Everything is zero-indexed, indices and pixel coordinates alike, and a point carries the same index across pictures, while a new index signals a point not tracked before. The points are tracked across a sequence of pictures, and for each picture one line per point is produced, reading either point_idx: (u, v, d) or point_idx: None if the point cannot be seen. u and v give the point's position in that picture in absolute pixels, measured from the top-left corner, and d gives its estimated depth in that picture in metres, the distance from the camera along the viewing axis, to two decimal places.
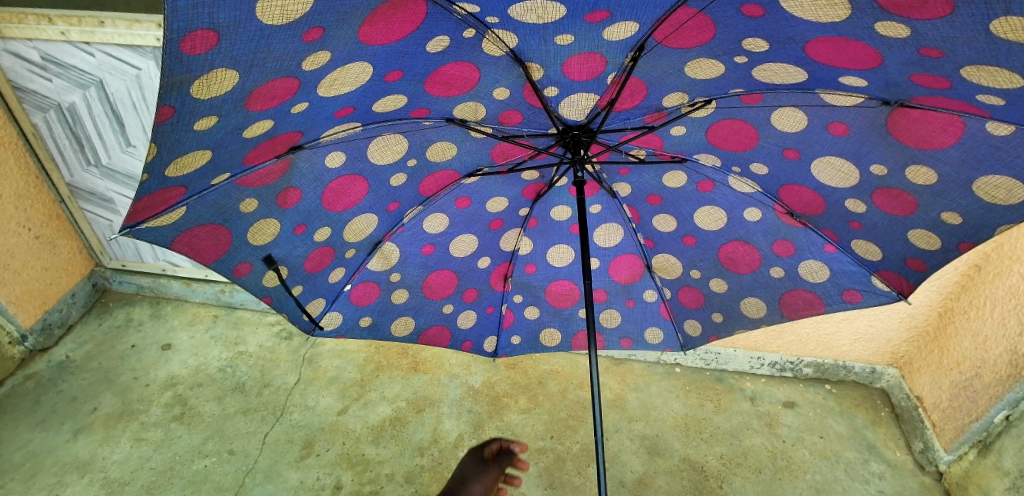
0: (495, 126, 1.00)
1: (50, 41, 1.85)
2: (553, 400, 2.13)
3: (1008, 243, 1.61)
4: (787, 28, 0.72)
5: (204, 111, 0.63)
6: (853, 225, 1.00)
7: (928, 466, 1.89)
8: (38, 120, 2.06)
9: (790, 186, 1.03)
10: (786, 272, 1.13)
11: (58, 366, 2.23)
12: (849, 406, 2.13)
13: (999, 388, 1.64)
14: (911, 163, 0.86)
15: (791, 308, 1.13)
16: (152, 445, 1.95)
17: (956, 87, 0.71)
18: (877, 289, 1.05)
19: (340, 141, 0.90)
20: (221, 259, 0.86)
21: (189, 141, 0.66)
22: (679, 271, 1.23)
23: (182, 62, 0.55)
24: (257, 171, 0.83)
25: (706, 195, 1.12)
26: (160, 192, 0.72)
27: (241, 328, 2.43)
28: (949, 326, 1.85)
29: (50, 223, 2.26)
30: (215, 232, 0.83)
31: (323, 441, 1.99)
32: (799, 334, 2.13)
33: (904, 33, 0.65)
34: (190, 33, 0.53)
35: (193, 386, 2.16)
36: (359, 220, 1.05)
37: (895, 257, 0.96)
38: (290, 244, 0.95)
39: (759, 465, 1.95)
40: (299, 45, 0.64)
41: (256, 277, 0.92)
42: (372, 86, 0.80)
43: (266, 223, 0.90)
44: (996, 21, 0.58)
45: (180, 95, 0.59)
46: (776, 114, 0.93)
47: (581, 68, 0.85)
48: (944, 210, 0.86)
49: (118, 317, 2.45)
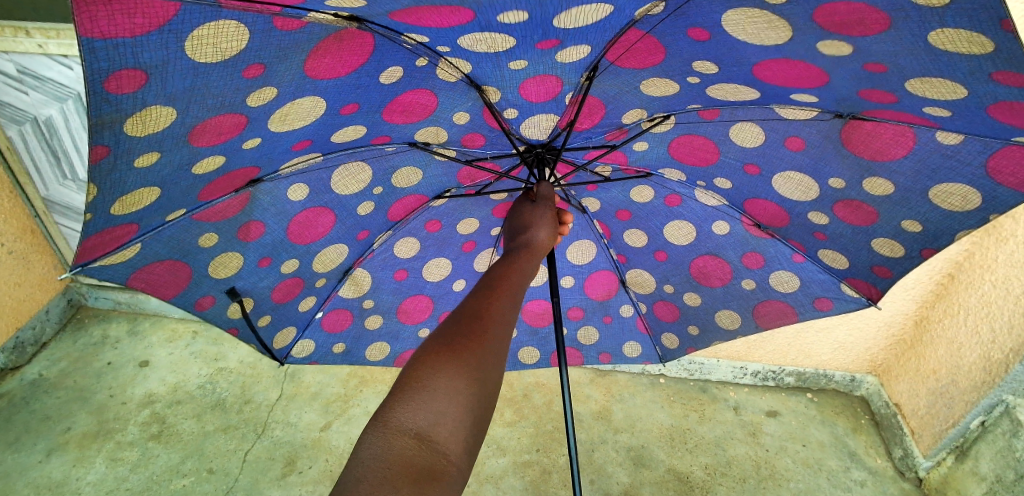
0: (458, 149, 1.02)
1: (27, 54, 1.82)
2: (538, 413, 2.13)
3: (979, 251, 1.65)
4: (735, 51, 0.73)
5: (143, 148, 0.63)
6: (818, 235, 1.04)
7: (908, 473, 1.91)
8: (13, 133, 2.01)
9: (755, 200, 1.05)
10: (757, 284, 1.16)
11: (31, 384, 2.17)
12: (831, 414, 2.16)
13: (974, 394, 1.67)
14: (868, 175, 0.89)
15: (765, 317, 1.18)
16: (128, 465, 1.90)
17: (903, 100, 0.72)
18: (847, 296, 1.10)
19: (299, 173, 0.90)
20: (181, 293, 0.91)
21: (131, 179, 0.66)
22: (653, 286, 1.24)
23: (110, 101, 0.55)
24: (213, 206, 0.83)
25: (674, 209, 1.14)
26: (110, 229, 0.72)
27: (221, 344, 2.39)
28: (924, 334, 1.89)
29: (24, 237, 2.20)
30: (173, 267, 0.87)
31: (306, 458, 1.96)
32: (780, 344, 2.16)
33: (847, 50, 0.64)
34: (114, 74, 0.52)
35: (171, 404, 2.12)
36: (327, 252, 1.06)
37: (861, 265, 1.02)
38: (254, 277, 0.98)
39: (743, 474, 1.96)
40: (240, 81, 0.63)
41: (219, 308, 0.98)
42: (327, 119, 0.80)
43: (229, 257, 0.92)
44: (933, 32, 0.57)
45: (113, 133, 0.59)
46: (732, 129, 0.94)
47: (538, 89, 0.86)
48: (904, 218, 0.90)
49: (95, 334, 2.40)
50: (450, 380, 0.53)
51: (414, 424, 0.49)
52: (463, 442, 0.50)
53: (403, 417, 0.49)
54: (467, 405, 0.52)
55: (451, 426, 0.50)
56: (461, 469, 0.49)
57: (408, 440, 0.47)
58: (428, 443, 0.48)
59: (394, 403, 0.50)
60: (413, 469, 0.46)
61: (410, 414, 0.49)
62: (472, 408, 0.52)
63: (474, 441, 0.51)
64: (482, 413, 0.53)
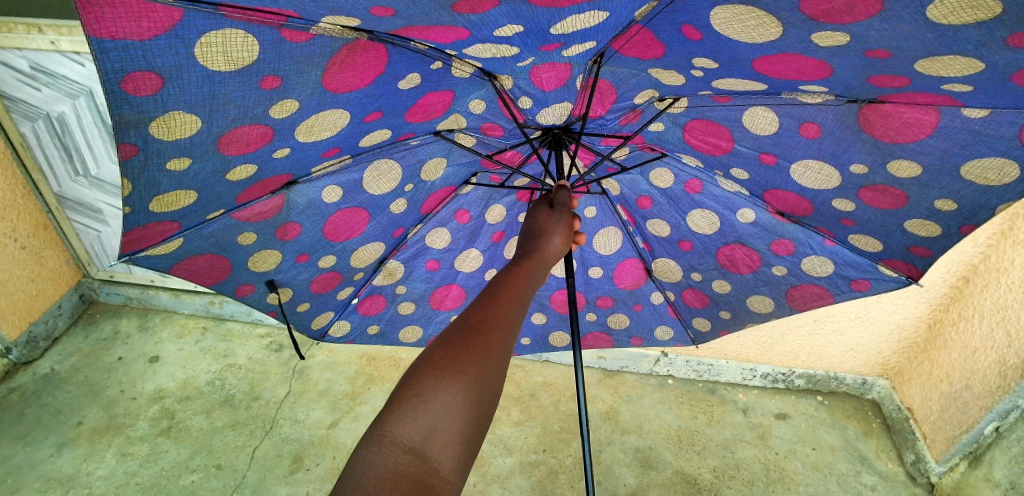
0: (478, 136, 1.00)
1: (40, 51, 1.83)
2: (545, 412, 2.12)
3: (996, 253, 1.63)
4: (728, 49, 0.70)
5: (173, 152, 0.66)
6: (846, 222, 1.01)
7: (920, 478, 1.89)
8: (26, 129, 2.03)
9: (773, 191, 1.04)
10: (789, 270, 1.14)
11: (43, 378, 2.19)
12: (841, 417, 2.14)
13: (989, 399, 1.64)
14: (891, 158, 0.86)
15: (801, 301, 1.16)
16: (138, 460, 1.91)
17: (916, 82, 0.69)
18: (885, 276, 1.05)
19: (332, 174, 0.91)
20: (222, 281, 0.93)
21: (165, 180, 0.70)
22: (680, 275, 1.25)
23: (129, 103, 0.57)
24: (251, 207, 0.86)
25: (695, 196, 1.12)
26: (152, 224, 0.77)
27: (230, 340, 2.40)
28: (938, 337, 1.87)
29: (37, 232, 2.22)
30: (214, 261, 0.89)
31: (313, 455, 1.96)
32: (791, 346, 2.13)
33: (843, 39, 0.62)
34: (129, 75, 0.54)
35: (181, 400, 2.13)
36: (366, 249, 1.07)
37: (896, 246, 0.99)
38: (294, 270, 0.99)
39: (752, 477, 1.94)
40: (259, 92, 0.65)
41: (259, 296, 0.99)
42: (352, 128, 0.81)
43: (268, 253, 0.94)
44: (930, 8, 0.53)
45: (139, 133, 0.61)
46: (747, 115, 0.92)
47: (548, 77, 0.82)
48: (939, 196, 0.86)
49: (106, 329, 2.42)
50: (450, 394, 0.52)
51: (408, 437, 0.48)
52: (457, 457, 0.50)
53: (399, 429, 0.48)
54: (464, 420, 0.52)
55: (445, 442, 0.50)
56: (453, 484, 0.49)
57: (402, 454, 0.47)
58: (422, 458, 0.48)
59: (390, 415, 0.50)
60: (406, 484, 0.45)
61: (406, 427, 0.49)
62: (470, 423, 0.52)
63: (467, 456, 0.51)
64: (478, 428, 0.53)
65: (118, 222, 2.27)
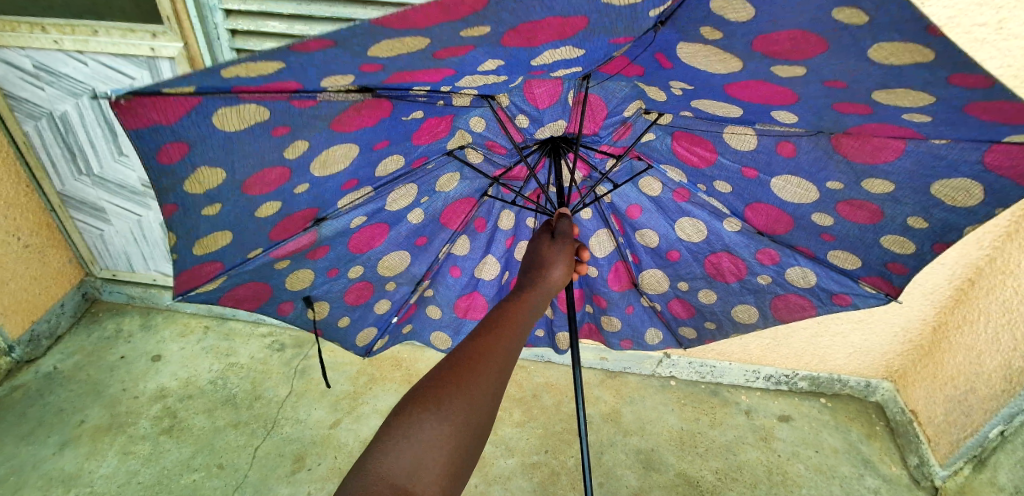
0: (485, 153, 1.00)
1: (43, 50, 1.83)
2: (547, 413, 2.12)
3: (1001, 256, 1.62)
4: (698, 76, 0.73)
5: (208, 202, 0.67)
6: (825, 237, 1.01)
7: (923, 481, 1.88)
8: (29, 128, 2.03)
9: (756, 205, 1.04)
10: (773, 279, 1.12)
11: (46, 376, 2.19)
12: (844, 419, 2.13)
13: (994, 403, 1.63)
14: (865, 176, 0.86)
15: (785, 311, 1.16)
16: (140, 459, 1.91)
17: (879, 112, 0.68)
18: (864, 291, 1.05)
19: (359, 206, 0.93)
20: (263, 305, 0.96)
21: (202, 225, 0.70)
22: (666, 285, 1.24)
23: (165, 172, 0.60)
24: (287, 244, 0.88)
25: (682, 205, 1.11)
26: (196, 269, 0.77)
27: (233, 339, 2.41)
28: (942, 340, 1.86)
29: (40, 231, 2.22)
30: (255, 287, 0.92)
31: (315, 455, 1.96)
32: (794, 348, 2.12)
33: (801, 71, 0.64)
34: (162, 149, 0.57)
35: (183, 399, 2.13)
36: (390, 258, 1.05)
37: (874, 262, 0.99)
38: (326, 285, 1.00)
39: (755, 480, 1.93)
40: (272, 141, 0.67)
41: (298, 313, 1.02)
42: (365, 157, 0.82)
43: (300, 273, 0.95)
44: (870, 50, 0.56)
45: (177, 193, 0.63)
46: (726, 130, 0.93)
47: (541, 91, 0.86)
48: (907, 214, 0.86)
49: (108, 328, 2.42)
50: (434, 424, 0.56)
51: (392, 474, 0.52)
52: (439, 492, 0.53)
53: (384, 465, 0.52)
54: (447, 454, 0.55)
55: (428, 478, 0.53)
56: None
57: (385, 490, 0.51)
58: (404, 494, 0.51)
59: (377, 448, 0.54)
60: None
61: (389, 463, 0.53)
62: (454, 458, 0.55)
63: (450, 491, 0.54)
64: (462, 462, 0.56)
65: (121, 221, 2.27)
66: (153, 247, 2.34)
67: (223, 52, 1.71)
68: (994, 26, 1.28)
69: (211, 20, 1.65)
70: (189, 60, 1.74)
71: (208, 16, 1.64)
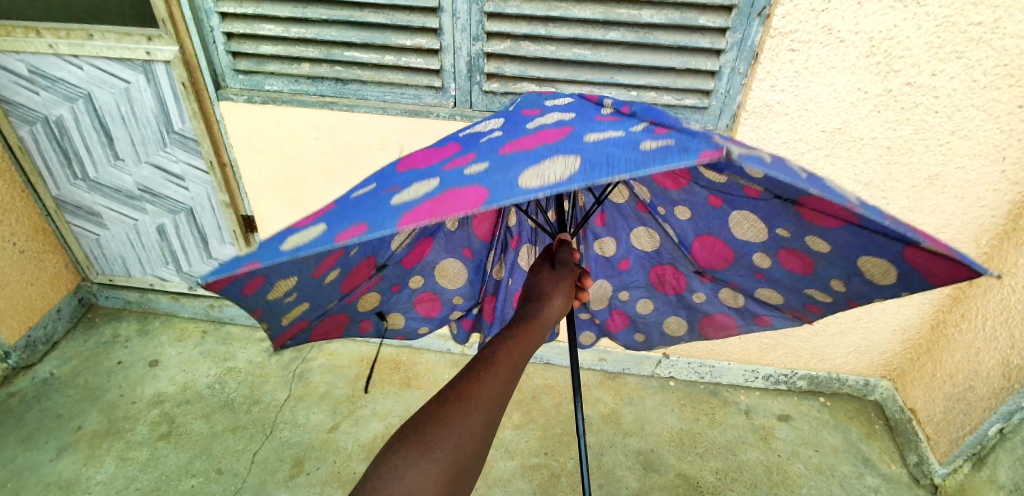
0: None
1: (38, 54, 1.82)
2: (547, 415, 2.12)
3: (999, 254, 1.63)
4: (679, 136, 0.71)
5: (290, 289, 0.78)
6: (759, 276, 0.99)
7: (923, 480, 1.88)
8: (25, 133, 2.02)
9: (705, 236, 1.02)
10: (706, 298, 1.10)
11: (43, 382, 2.18)
12: (843, 419, 2.13)
13: (992, 401, 1.63)
14: (810, 233, 0.83)
15: (711, 331, 1.15)
16: (138, 465, 1.90)
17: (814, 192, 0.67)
18: (783, 316, 1.04)
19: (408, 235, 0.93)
20: (346, 329, 1.03)
21: (287, 303, 0.81)
22: (608, 294, 1.21)
23: (250, 297, 0.71)
24: (353, 282, 0.92)
25: (641, 215, 1.09)
26: (290, 328, 0.90)
27: (230, 344, 2.40)
28: (941, 339, 1.86)
29: (35, 236, 2.21)
30: (337, 319, 0.98)
31: (314, 459, 1.95)
32: (793, 348, 2.12)
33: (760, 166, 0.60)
34: (247, 288, 0.67)
35: (181, 404, 2.12)
36: (444, 267, 1.06)
37: (796, 303, 0.99)
38: (392, 300, 1.03)
39: (755, 480, 1.92)
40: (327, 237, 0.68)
41: (377, 328, 1.07)
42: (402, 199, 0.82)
43: (369, 295, 0.98)
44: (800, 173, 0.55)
45: (262, 301, 0.75)
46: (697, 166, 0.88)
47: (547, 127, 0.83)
48: (833, 276, 0.86)
49: (105, 333, 2.42)
50: (415, 470, 0.60)
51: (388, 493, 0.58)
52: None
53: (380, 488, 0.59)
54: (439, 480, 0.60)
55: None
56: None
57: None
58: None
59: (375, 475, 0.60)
60: None
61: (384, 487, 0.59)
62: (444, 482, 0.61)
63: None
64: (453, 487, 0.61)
65: (118, 226, 2.26)
66: (149, 252, 2.33)
67: (218, 55, 1.69)
68: (989, 25, 1.29)
69: (207, 24, 1.63)
70: (185, 63, 1.73)
71: (202, 21, 1.62)
